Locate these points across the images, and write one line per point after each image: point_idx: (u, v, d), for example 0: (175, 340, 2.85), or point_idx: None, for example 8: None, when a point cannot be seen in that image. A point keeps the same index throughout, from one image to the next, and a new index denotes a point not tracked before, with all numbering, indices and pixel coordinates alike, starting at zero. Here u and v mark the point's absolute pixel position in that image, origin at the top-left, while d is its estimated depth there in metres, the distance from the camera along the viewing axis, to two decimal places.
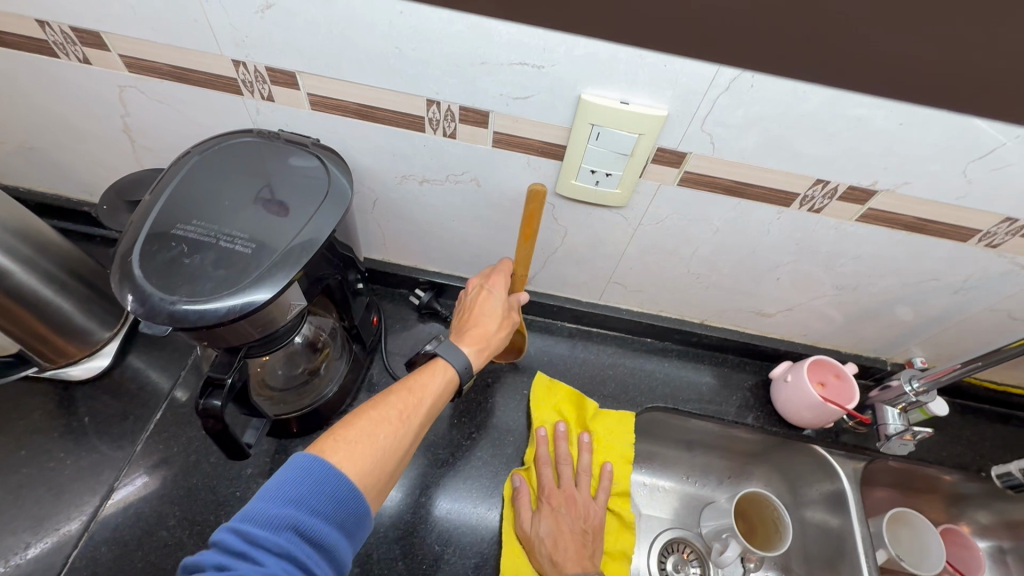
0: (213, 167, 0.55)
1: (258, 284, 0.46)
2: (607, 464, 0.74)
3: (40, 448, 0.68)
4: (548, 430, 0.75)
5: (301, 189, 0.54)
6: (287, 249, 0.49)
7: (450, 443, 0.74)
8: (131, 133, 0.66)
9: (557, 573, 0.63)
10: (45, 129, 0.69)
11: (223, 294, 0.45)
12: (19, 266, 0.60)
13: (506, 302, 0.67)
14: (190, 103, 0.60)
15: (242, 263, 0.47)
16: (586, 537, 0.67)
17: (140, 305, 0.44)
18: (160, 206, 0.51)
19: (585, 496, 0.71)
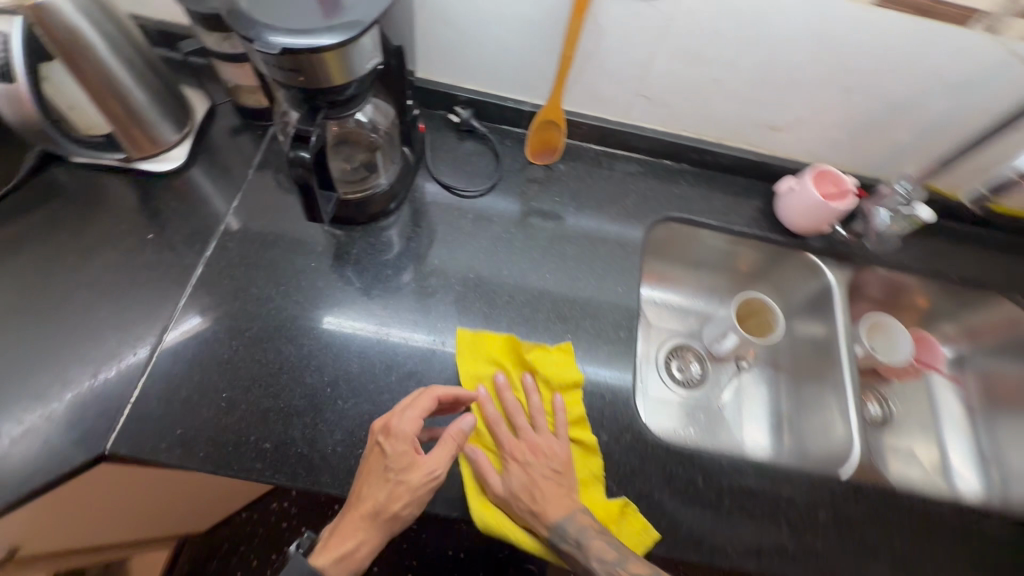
0: None
1: (318, 36, 0.52)
2: (557, 395, 0.73)
3: (134, 228, 0.76)
4: (487, 386, 0.73)
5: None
6: (344, 18, 0.54)
7: (491, 236, 0.84)
8: None
9: (545, 525, 0.66)
10: None
11: (316, 31, 0.53)
12: (106, 44, 0.64)
13: (409, 449, 0.62)
14: None
15: (312, 16, 0.53)
16: (555, 479, 0.68)
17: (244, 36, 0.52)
18: None
19: (546, 437, 0.70)
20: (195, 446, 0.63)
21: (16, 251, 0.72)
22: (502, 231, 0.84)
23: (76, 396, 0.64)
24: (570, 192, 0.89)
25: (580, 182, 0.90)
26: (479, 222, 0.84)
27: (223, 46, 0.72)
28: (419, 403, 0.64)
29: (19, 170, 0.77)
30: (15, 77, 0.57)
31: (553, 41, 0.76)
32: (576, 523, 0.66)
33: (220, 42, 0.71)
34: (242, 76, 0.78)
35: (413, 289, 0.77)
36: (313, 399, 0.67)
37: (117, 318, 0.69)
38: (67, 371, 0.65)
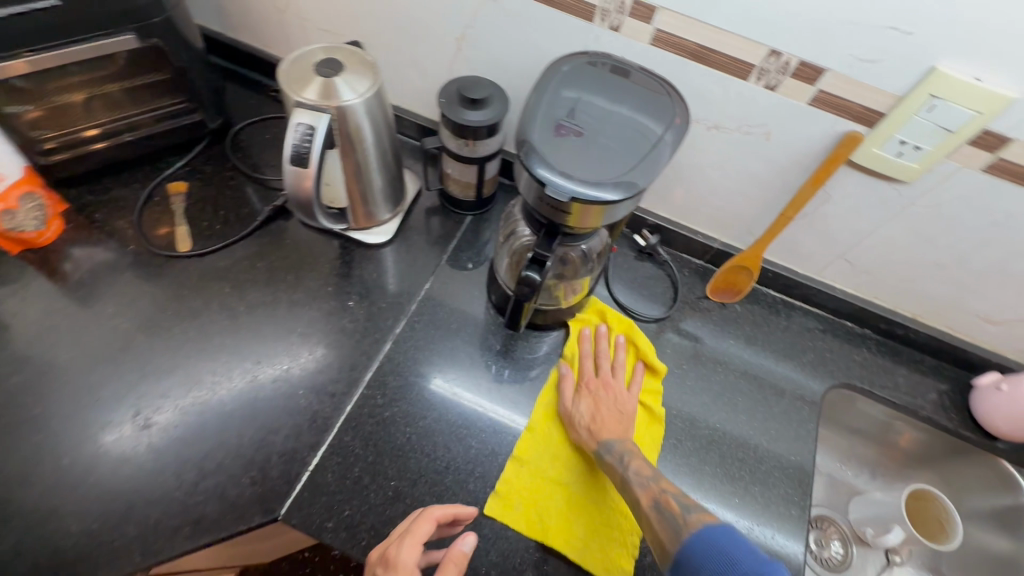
0: (604, 77, 0.62)
1: (596, 189, 0.53)
2: (641, 367, 0.77)
3: (332, 292, 0.80)
4: (590, 329, 0.80)
5: (654, 108, 0.59)
6: (621, 176, 0.54)
7: (663, 369, 0.81)
8: (462, 43, 0.77)
9: (594, 441, 0.68)
10: (386, 27, 0.81)
11: (603, 184, 0.53)
12: (373, 140, 0.71)
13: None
14: (537, 22, 0.69)
15: (593, 168, 0.54)
16: (619, 415, 0.71)
17: (542, 178, 0.54)
18: (555, 90, 0.60)
19: (620, 385, 0.74)
20: (360, 532, 0.63)
21: (238, 294, 0.78)
22: (674, 366, 0.82)
23: (233, 391, 0.70)
24: (745, 336, 0.86)
25: (757, 327, 0.87)
26: (652, 349, 0.83)
27: (459, 148, 0.77)
28: (413, 532, 0.57)
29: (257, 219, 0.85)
30: (309, 163, 0.64)
31: (772, 197, 0.76)
32: (624, 445, 0.67)
33: (461, 146, 0.76)
34: (462, 171, 0.83)
35: None
36: (476, 510, 0.66)
37: (310, 379, 0.72)
38: (249, 419, 0.68)
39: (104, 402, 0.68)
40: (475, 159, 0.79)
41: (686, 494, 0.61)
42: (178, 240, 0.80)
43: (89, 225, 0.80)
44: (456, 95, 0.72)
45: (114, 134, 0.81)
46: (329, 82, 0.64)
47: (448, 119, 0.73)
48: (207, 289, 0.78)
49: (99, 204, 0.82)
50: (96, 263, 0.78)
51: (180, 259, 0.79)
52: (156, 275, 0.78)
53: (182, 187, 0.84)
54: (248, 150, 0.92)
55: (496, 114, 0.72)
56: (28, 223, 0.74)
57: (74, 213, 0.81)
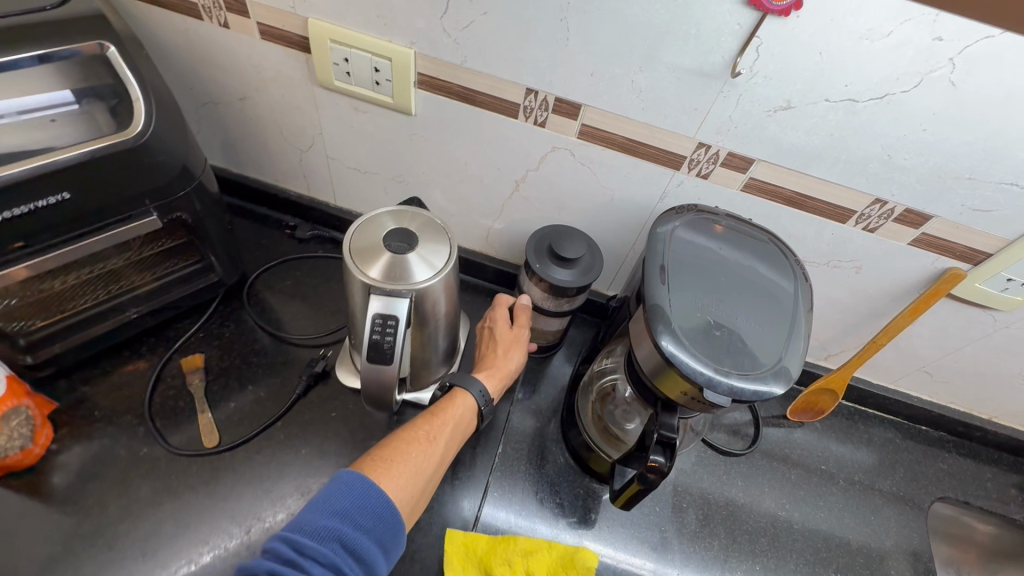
0: (714, 240, 0.59)
1: (759, 382, 0.48)
2: None
3: None
4: None
5: (770, 261, 0.58)
6: (774, 364, 0.49)
7: (768, 512, 0.77)
8: (520, 184, 0.71)
9: None
10: (429, 168, 0.74)
11: (764, 375, 0.48)
12: (446, 312, 0.63)
13: (458, 408, 0.62)
14: (613, 169, 0.65)
15: (747, 355, 0.49)
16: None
17: (695, 369, 0.47)
18: (672, 252, 0.56)
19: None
20: None
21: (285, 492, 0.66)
22: (775, 504, 0.78)
23: (211, 557, 0.60)
24: (833, 458, 0.83)
25: (832, 446, 0.85)
26: (747, 492, 0.78)
27: (545, 303, 0.70)
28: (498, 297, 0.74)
29: (292, 389, 0.73)
30: (390, 360, 0.54)
31: (855, 322, 0.74)
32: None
33: (545, 298, 0.70)
34: (545, 322, 0.75)
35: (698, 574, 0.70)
36: None
37: None
38: None
39: None
40: (567, 312, 0.72)
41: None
42: (204, 432, 0.67)
43: (90, 428, 0.66)
44: (545, 249, 0.67)
45: (116, 309, 0.68)
46: (404, 258, 0.56)
47: (539, 277, 0.67)
48: (244, 494, 0.64)
49: (98, 397, 0.68)
50: (103, 479, 0.63)
51: (204, 458, 0.66)
52: (178, 487, 0.64)
53: (200, 361, 0.71)
54: (268, 302, 0.81)
55: (590, 267, 0.67)
56: (15, 443, 0.59)
57: (64, 414, 0.66)
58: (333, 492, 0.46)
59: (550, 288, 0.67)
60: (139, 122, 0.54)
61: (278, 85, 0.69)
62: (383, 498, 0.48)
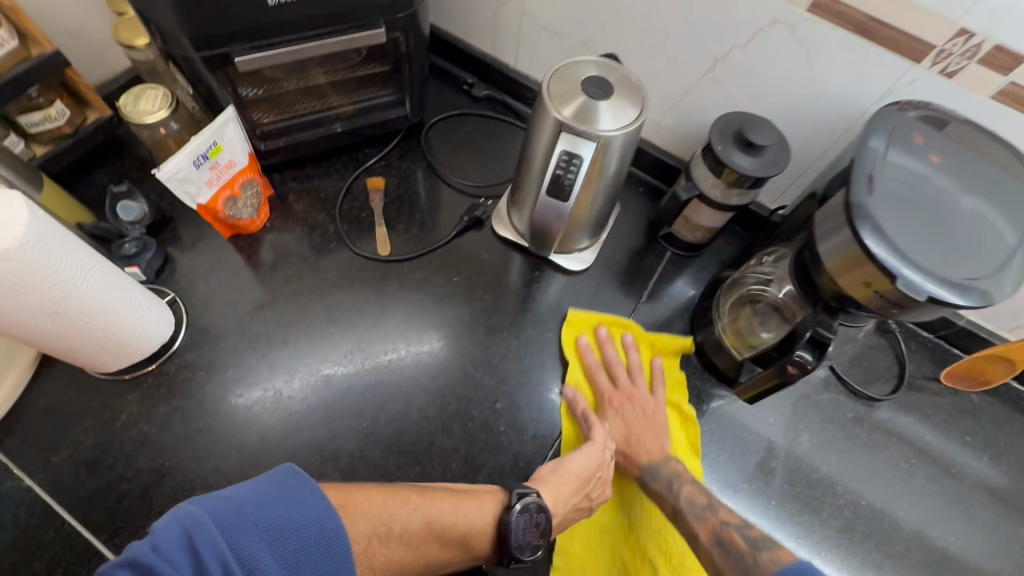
0: (943, 144, 0.52)
1: (959, 295, 0.44)
2: (655, 359, 0.73)
3: (530, 318, 0.75)
4: (588, 339, 0.73)
5: (1006, 180, 0.51)
6: (981, 283, 0.45)
7: (900, 466, 0.71)
8: (718, 64, 0.68)
9: (635, 467, 0.66)
10: (625, 35, 0.72)
11: (967, 289, 0.44)
12: (616, 174, 0.64)
13: (480, 528, 0.54)
14: (836, 54, 0.59)
15: (951, 267, 0.45)
16: (653, 430, 0.67)
17: (892, 265, 0.44)
18: (893, 146, 0.51)
19: (644, 392, 0.70)
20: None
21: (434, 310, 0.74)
22: (912, 461, 0.71)
23: (366, 365, 0.69)
24: (997, 440, 0.73)
25: (994, 425, 0.74)
26: (874, 437, 0.72)
27: (713, 193, 0.68)
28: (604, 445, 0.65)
29: (452, 227, 0.80)
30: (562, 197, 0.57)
31: None
32: (670, 468, 0.63)
33: (714, 187, 0.68)
34: (704, 215, 0.73)
35: (802, 495, 0.68)
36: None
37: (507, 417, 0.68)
38: (452, 446, 0.65)
39: (303, 407, 0.66)
40: (731, 208, 0.70)
41: (755, 528, 0.54)
42: (379, 242, 0.77)
43: (293, 217, 0.78)
44: (731, 133, 0.64)
45: (324, 122, 0.77)
46: (595, 104, 0.57)
47: (717, 161, 0.65)
48: (405, 301, 0.74)
49: (301, 194, 0.80)
50: (299, 258, 0.76)
51: (377, 263, 0.76)
52: (355, 280, 0.75)
53: (380, 184, 0.79)
54: (439, 149, 0.88)
55: (776, 159, 0.63)
56: (245, 211, 0.72)
57: (275, 201, 0.79)
58: (266, 497, 0.39)
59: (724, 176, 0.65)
60: None
61: None
62: (327, 521, 0.40)
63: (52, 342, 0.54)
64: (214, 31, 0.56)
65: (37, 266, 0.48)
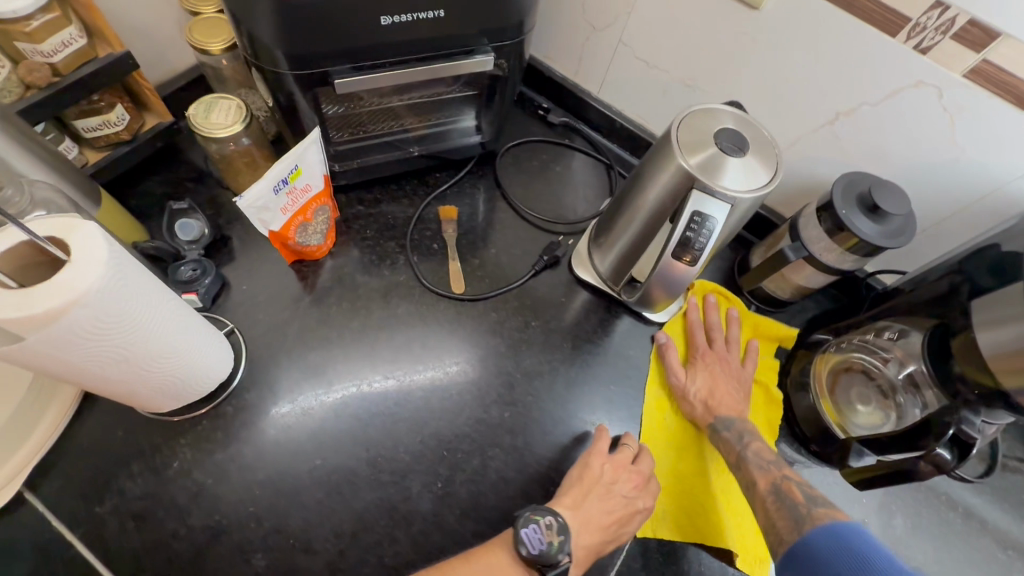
0: None
1: None
2: (753, 340, 0.72)
3: (612, 370, 0.70)
4: (698, 298, 0.73)
5: None
6: None
7: (993, 554, 0.67)
8: (840, 117, 0.63)
9: (710, 416, 0.64)
10: (736, 77, 0.67)
11: None
12: (732, 233, 0.58)
13: None
14: (988, 124, 0.54)
15: None
16: (738, 390, 0.66)
17: None
18: None
19: (737, 361, 0.68)
20: None
21: (509, 357, 0.68)
22: (1004, 550, 0.67)
23: (395, 385, 0.64)
24: None
25: None
26: (966, 520, 0.68)
27: (825, 255, 0.64)
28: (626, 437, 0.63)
29: (527, 264, 0.75)
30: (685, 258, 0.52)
31: None
32: (746, 426, 0.62)
33: (828, 250, 0.63)
34: (807, 276, 0.68)
35: None
36: None
37: None
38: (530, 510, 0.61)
39: (370, 459, 0.60)
40: (841, 272, 0.65)
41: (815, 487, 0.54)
42: (452, 278, 0.71)
43: (359, 242, 0.72)
44: (855, 197, 0.60)
45: (399, 144, 0.71)
46: (730, 158, 0.52)
47: (839, 225, 0.60)
48: (477, 345, 0.69)
49: (367, 218, 0.74)
50: (366, 289, 0.70)
51: (448, 300, 0.71)
52: (425, 318, 0.69)
53: (454, 214, 0.74)
54: (515, 176, 0.82)
55: (903, 228, 0.59)
56: (314, 237, 0.66)
57: (342, 224, 0.73)
58: None
59: (844, 242, 0.60)
60: None
61: None
62: None
63: (110, 387, 0.48)
64: (315, 50, 0.50)
65: (102, 325, 0.41)
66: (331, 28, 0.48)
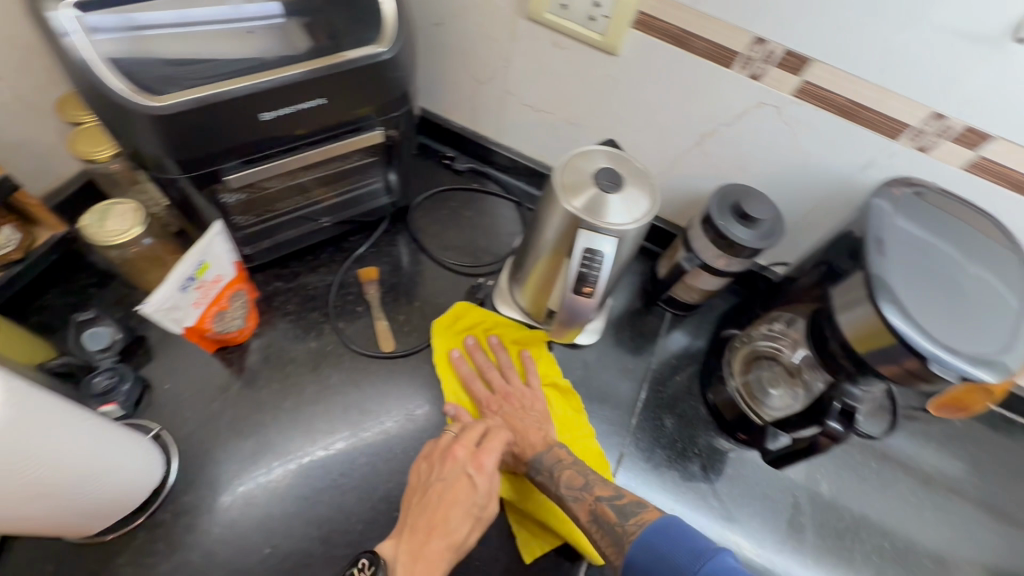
0: (933, 213, 0.55)
1: (989, 368, 0.46)
2: (523, 352, 0.75)
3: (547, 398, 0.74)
4: (459, 350, 0.73)
5: (992, 237, 0.55)
6: (1004, 353, 0.47)
7: (907, 499, 0.74)
8: (706, 138, 0.70)
9: (523, 463, 0.64)
10: (611, 113, 0.74)
11: (992, 361, 0.46)
12: (627, 257, 0.64)
13: None
14: (821, 132, 0.63)
15: (976, 340, 0.47)
16: (535, 421, 0.67)
17: (918, 346, 0.46)
18: (891, 222, 0.54)
19: (519, 387, 0.71)
20: None
21: (446, 407, 0.71)
22: (914, 494, 0.75)
23: (334, 454, 0.65)
24: (980, 460, 0.79)
25: (978, 447, 0.80)
26: (880, 475, 0.75)
27: (715, 262, 0.70)
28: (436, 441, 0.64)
29: (452, 311, 0.78)
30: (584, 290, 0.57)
31: None
32: (552, 456, 0.63)
33: (717, 257, 0.70)
34: (705, 281, 0.75)
35: (830, 544, 0.70)
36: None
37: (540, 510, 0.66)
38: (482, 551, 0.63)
39: (318, 535, 0.61)
40: (731, 273, 0.72)
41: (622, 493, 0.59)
42: (380, 337, 0.73)
43: (282, 318, 0.73)
44: (729, 207, 0.67)
45: (309, 218, 0.73)
46: (606, 195, 0.57)
47: (718, 234, 0.67)
48: (413, 400, 0.70)
49: (286, 292, 0.75)
50: (294, 364, 0.70)
51: (378, 359, 0.72)
52: (358, 382, 0.70)
53: (374, 274, 0.76)
54: (430, 227, 0.85)
55: (773, 228, 0.66)
56: (234, 322, 0.66)
57: (262, 303, 0.73)
58: None
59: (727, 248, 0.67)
60: (389, 32, 0.56)
61: (480, 15, 0.71)
62: None
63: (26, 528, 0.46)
64: (199, 152, 0.51)
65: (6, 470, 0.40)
66: (210, 130, 0.50)
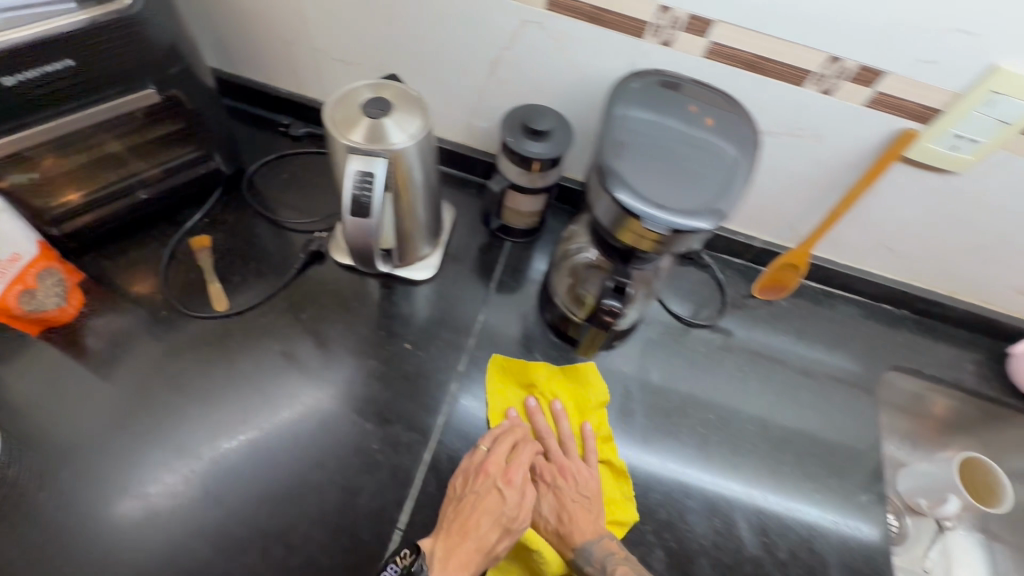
0: (667, 98, 0.62)
1: (696, 217, 0.52)
2: (586, 423, 0.73)
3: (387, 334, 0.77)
4: (519, 408, 0.74)
5: (723, 111, 0.61)
6: (712, 203, 0.53)
7: (731, 374, 0.81)
8: (495, 65, 0.74)
9: (569, 548, 0.64)
10: (408, 54, 0.77)
11: (698, 212, 0.52)
12: (422, 182, 0.67)
13: None
14: (582, 41, 0.67)
15: (686, 198, 0.54)
16: (587, 502, 0.67)
17: (634, 209, 0.53)
18: (626, 112, 0.60)
19: (576, 462, 0.70)
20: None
21: (286, 356, 0.74)
22: (738, 369, 0.82)
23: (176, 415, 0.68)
24: (799, 331, 0.86)
25: (799, 321, 0.87)
26: (706, 357, 0.82)
27: (521, 180, 0.74)
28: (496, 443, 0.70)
29: (290, 267, 0.80)
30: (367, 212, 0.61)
31: (818, 197, 0.76)
32: (603, 548, 0.63)
33: (522, 175, 0.74)
34: (523, 202, 0.80)
35: (658, 423, 0.76)
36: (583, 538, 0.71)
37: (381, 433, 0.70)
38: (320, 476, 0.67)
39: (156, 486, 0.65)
40: (541, 190, 0.76)
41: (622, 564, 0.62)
42: (214, 299, 0.75)
43: (115, 296, 0.74)
44: (518, 125, 0.71)
45: (125, 194, 0.74)
46: (373, 119, 0.60)
47: (512, 151, 0.70)
48: (252, 354, 0.73)
49: (117, 272, 0.76)
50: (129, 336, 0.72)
51: (216, 320, 0.75)
52: (197, 344, 0.73)
53: (206, 241, 0.78)
54: (266, 192, 0.87)
55: (563, 137, 0.70)
56: (50, 300, 0.69)
57: (94, 284, 0.75)
58: None
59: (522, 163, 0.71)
60: None
61: None
62: None
63: None
64: None
65: None
66: None
